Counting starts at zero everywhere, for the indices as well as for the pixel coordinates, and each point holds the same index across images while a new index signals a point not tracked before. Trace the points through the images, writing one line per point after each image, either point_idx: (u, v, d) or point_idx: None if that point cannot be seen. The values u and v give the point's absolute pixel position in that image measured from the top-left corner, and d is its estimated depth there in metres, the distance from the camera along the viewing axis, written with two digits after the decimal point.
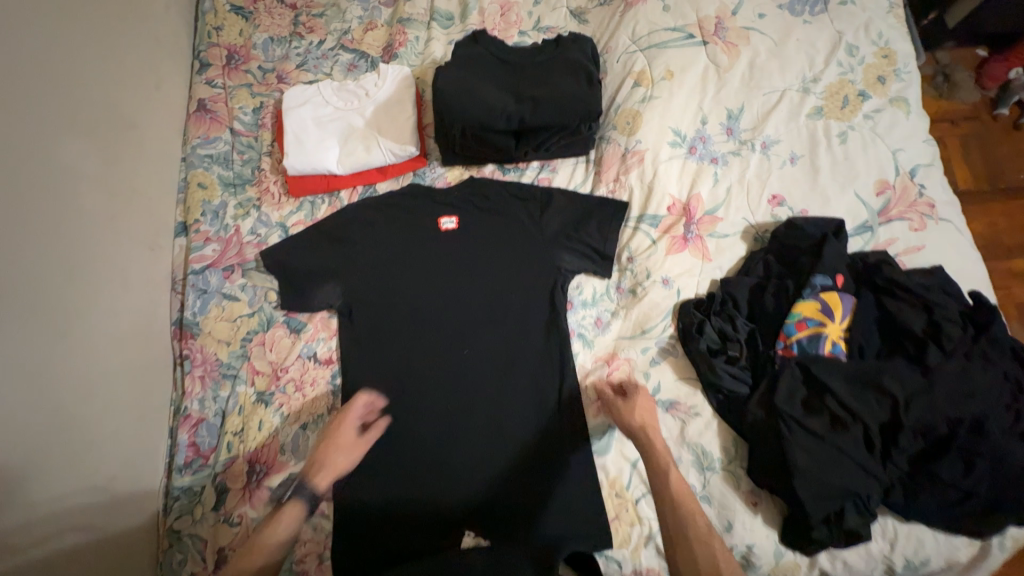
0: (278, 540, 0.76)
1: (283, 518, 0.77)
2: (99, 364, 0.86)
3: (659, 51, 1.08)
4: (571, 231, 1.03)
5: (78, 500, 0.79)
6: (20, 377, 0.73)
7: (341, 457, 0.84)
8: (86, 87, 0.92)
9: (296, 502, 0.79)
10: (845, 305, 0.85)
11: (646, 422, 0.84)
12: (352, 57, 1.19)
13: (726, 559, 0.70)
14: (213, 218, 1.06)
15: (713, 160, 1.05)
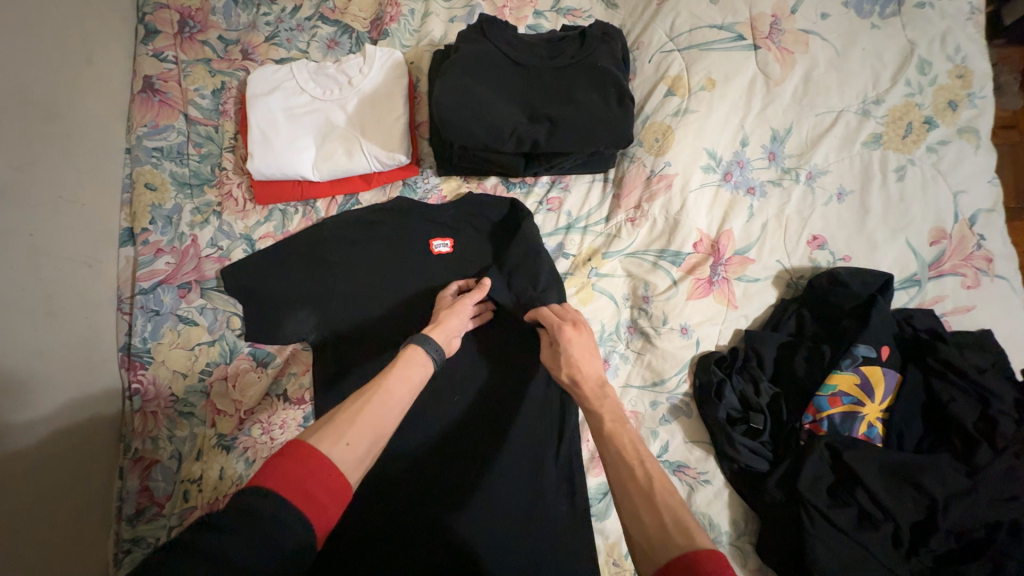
0: (413, 381, 0.64)
1: (409, 364, 0.66)
2: (32, 411, 0.73)
3: (701, 53, 0.90)
4: None
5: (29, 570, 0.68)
6: None
7: (458, 314, 0.78)
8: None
9: (426, 353, 0.69)
10: (887, 383, 0.79)
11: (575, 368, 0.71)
12: (334, 32, 0.99)
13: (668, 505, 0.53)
14: (165, 225, 0.91)
15: (750, 190, 0.91)
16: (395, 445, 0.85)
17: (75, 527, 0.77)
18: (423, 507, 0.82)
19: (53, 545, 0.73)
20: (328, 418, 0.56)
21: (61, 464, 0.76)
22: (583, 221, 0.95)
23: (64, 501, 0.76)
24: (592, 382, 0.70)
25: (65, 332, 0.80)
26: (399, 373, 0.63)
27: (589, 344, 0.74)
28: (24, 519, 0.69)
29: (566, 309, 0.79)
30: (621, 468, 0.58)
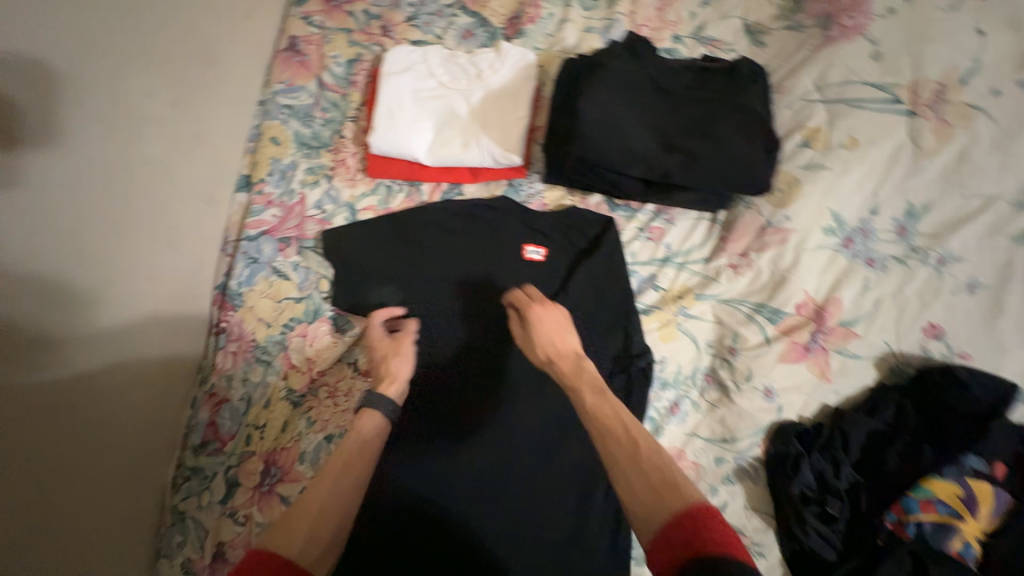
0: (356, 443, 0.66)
1: (364, 431, 0.67)
2: (134, 332, 0.77)
3: (848, 109, 0.85)
4: None
5: (99, 480, 0.72)
6: (48, 347, 0.65)
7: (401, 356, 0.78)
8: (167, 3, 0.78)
9: (380, 414, 0.70)
10: (993, 503, 0.72)
11: (550, 344, 0.73)
12: (471, 23, 1.02)
13: (660, 464, 0.54)
14: (280, 179, 0.94)
15: (869, 262, 0.85)
16: (447, 446, 0.82)
17: (146, 445, 0.81)
18: (462, 515, 0.79)
19: (123, 458, 0.77)
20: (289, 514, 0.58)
21: (146, 386, 0.80)
22: (682, 258, 0.91)
23: (145, 419, 0.81)
24: (569, 357, 0.71)
25: (175, 263, 0.85)
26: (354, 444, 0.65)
27: (558, 322, 0.76)
28: (101, 433, 0.72)
29: (535, 289, 0.82)
30: (612, 442, 0.58)
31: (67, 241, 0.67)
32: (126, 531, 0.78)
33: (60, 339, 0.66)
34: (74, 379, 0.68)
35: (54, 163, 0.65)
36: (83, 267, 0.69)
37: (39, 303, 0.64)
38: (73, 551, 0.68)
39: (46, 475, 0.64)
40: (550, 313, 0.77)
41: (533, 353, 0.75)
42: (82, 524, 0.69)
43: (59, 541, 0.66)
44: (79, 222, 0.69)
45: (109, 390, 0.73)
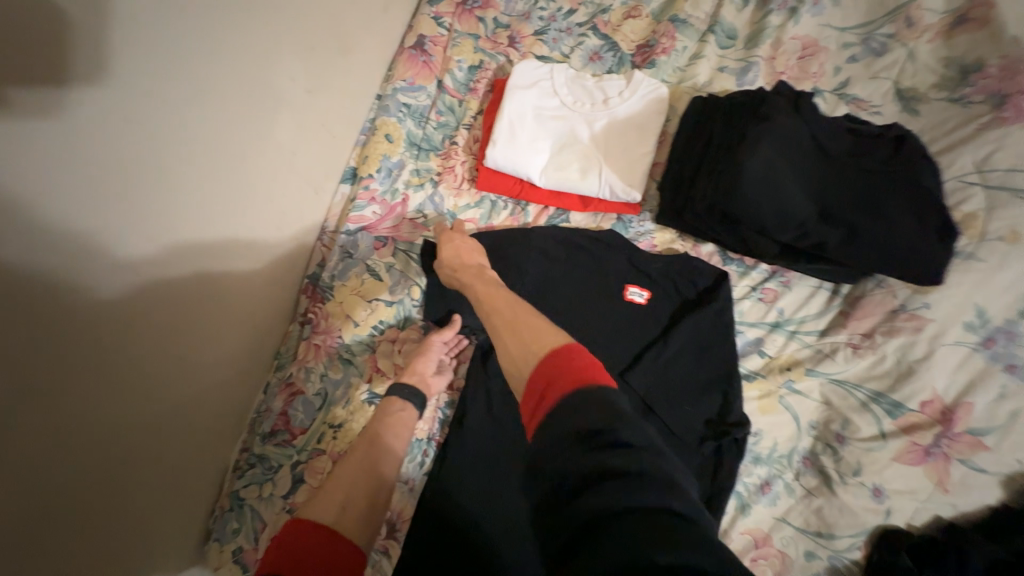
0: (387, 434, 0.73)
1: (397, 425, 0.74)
2: (213, 316, 0.73)
3: (1015, 198, 0.77)
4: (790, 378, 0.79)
5: (178, 458, 0.71)
6: (166, 320, 0.64)
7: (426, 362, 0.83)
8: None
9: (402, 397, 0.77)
10: None
11: (461, 250, 0.83)
12: (600, 46, 0.98)
13: (534, 328, 0.58)
14: (385, 176, 0.92)
15: (1011, 368, 0.75)
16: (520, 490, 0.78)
17: (222, 426, 0.80)
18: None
19: (185, 447, 0.72)
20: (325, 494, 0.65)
21: (216, 373, 0.76)
22: (794, 325, 0.85)
23: (224, 400, 0.79)
24: (472, 260, 0.81)
25: (274, 247, 0.83)
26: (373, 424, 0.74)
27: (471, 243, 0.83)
28: (170, 420, 0.67)
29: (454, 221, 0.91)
30: (501, 327, 0.63)
31: (181, 213, 0.63)
32: (168, 521, 0.73)
33: (168, 312, 0.64)
34: (180, 355, 0.67)
35: (187, 129, 0.61)
36: (190, 241, 0.65)
37: (148, 276, 0.59)
38: (113, 543, 0.62)
39: (110, 462, 0.59)
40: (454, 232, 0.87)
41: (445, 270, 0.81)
42: (132, 515, 0.64)
43: (108, 526, 0.61)
44: (198, 195, 0.65)
45: (182, 375, 0.68)
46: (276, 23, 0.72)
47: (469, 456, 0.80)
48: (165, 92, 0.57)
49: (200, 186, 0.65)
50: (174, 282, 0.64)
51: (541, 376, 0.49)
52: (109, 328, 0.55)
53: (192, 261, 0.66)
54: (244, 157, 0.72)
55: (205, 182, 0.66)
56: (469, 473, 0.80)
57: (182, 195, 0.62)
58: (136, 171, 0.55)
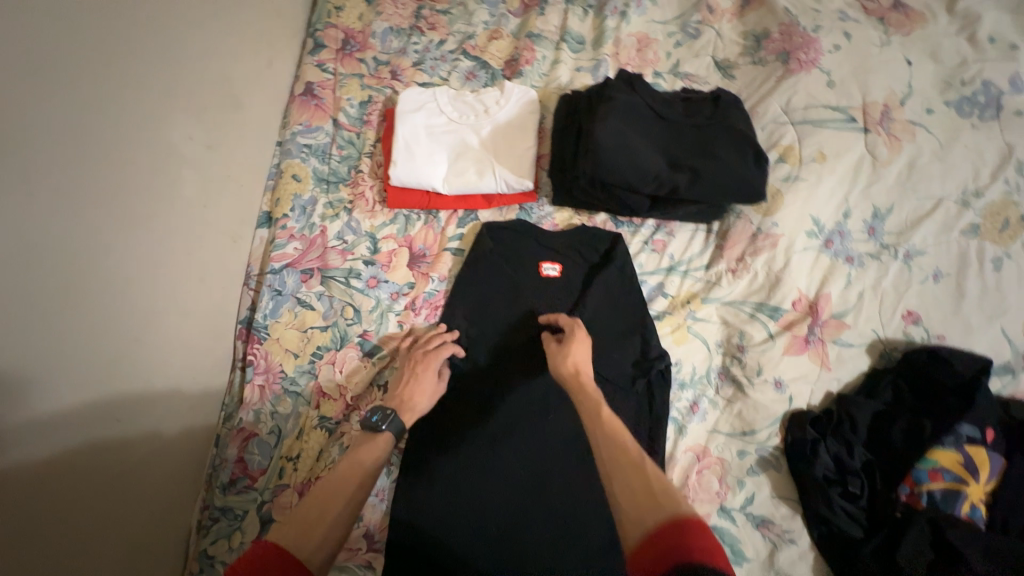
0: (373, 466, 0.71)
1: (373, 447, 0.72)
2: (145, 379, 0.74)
3: (814, 129, 0.98)
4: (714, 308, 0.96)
5: (130, 530, 0.70)
6: (93, 378, 0.66)
7: (423, 376, 0.84)
8: (183, 53, 0.84)
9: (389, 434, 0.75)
10: (992, 465, 0.79)
11: (579, 364, 0.78)
12: (473, 66, 1.11)
13: (665, 487, 0.57)
14: (301, 214, 0.98)
15: (849, 259, 0.95)
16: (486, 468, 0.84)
17: (176, 488, 0.80)
18: (511, 540, 0.79)
19: (134, 520, 0.71)
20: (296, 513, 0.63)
21: (170, 437, 0.78)
22: (684, 265, 0.99)
23: (175, 461, 0.79)
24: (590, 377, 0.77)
25: (201, 300, 0.86)
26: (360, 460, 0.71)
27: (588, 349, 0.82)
28: (122, 491, 0.69)
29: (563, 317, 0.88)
30: (618, 456, 0.62)
31: (86, 274, 0.65)
32: None
33: (90, 376, 0.65)
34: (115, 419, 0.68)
35: (77, 191, 0.64)
36: (105, 303, 0.68)
37: (67, 338, 0.62)
38: None
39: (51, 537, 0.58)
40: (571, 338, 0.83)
41: (559, 363, 0.79)
42: None
43: None
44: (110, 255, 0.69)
45: (119, 444, 0.69)
46: (155, 89, 0.78)
47: (430, 450, 0.85)
48: (55, 159, 0.62)
49: (106, 246, 0.68)
50: (93, 343, 0.66)
51: (675, 541, 0.50)
52: (37, 403, 0.58)
53: (123, 321, 0.70)
54: (153, 215, 0.76)
55: (119, 245, 0.70)
56: (431, 462, 0.84)
57: (88, 258, 0.66)
58: (35, 237, 0.59)
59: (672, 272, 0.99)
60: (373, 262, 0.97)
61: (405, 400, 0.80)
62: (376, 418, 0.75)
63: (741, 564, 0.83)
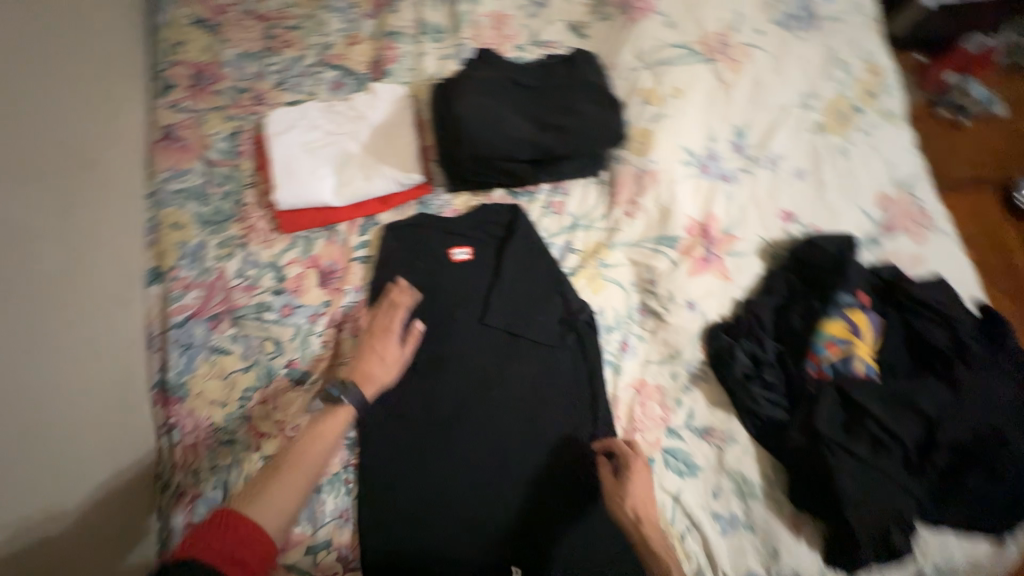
0: (330, 441, 0.74)
1: (333, 419, 0.75)
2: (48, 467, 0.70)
3: (665, 68, 1.06)
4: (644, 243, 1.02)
5: None
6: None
7: (384, 351, 0.83)
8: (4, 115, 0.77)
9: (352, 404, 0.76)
10: (871, 323, 0.89)
11: (639, 512, 0.77)
12: (337, 75, 1.10)
13: None
14: (192, 261, 0.94)
15: (725, 178, 1.04)
16: (439, 458, 0.88)
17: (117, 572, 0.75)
18: (478, 516, 0.85)
19: None
20: (262, 485, 0.69)
21: (82, 526, 0.72)
22: (586, 220, 1.04)
23: (111, 543, 0.75)
24: (654, 527, 0.77)
25: (99, 373, 0.81)
26: (321, 431, 0.74)
27: (648, 480, 0.81)
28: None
29: (622, 448, 0.83)
30: None
31: None
32: None
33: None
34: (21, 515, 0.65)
35: None
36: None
37: None
38: None
39: None
40: (628, 484, 0.80)
41: (618, 506, 0.79)
42: None
43: None
44: None
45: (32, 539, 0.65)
46: None
47: (386, 454, 0.87)
48: None
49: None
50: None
51: None
52: None
53: None
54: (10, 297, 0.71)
55: None
56: (388, 462, 0.87)
57: None
58: None
59: (577, 227, 1.04)
60: (282, 290, 0.94)
61: (365, 370, 0.80)
62: (336, 391, 0.76)
63: (696, 474, 0.90)
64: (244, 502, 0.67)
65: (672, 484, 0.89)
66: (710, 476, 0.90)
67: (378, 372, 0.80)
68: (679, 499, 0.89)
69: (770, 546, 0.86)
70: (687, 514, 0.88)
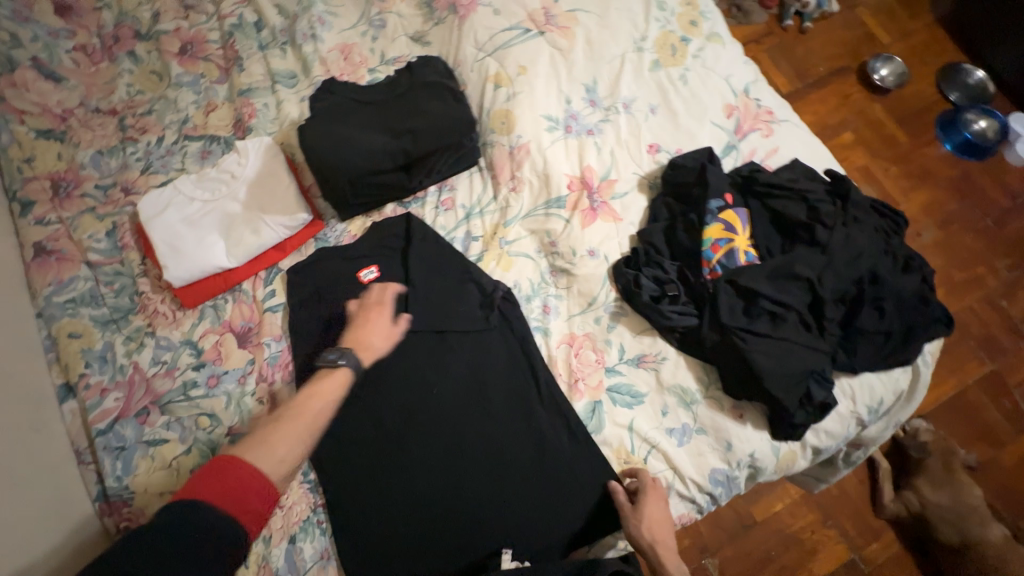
0: (333, 399, 0.81)
1: (331, 380, 0.82)
2: None
3: (506, 51, 1.13)
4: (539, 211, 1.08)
5: None
6: None
7: (371, 318, 0.92)
8: None
9: (347, 368, 0.84)
10: (741, 217, 0.99)
11: (656, 538, 0.83)
12: (202, 144, 1.12)
13: None
14: (102, 364, 0.92)
15: (590, 132, 1.12)
16: (403, 478, 0.90)
17: None
18: (452, 526, 0.88)
19: None
20: (262, 435, 0.74)
21: None
22: (479, 207, 1.10)
23: None
24: (666, 549, 0.83)
25: (32, 503, 0.78)
26: (321, 394, 0.80)
27: (661, 506, 0.86)
28: None
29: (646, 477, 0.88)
30: None
31: None
32: None
33: None
34: None
35: None
36: None
37: None
38: None
39: None
40: (649, 509, 0.85)
41: (636, 530, 0.84)
42: None
43: None
44: None
45: None
46: None
47: (352, 482, 0.89)
48: None
49: None
50: None
51: None
52: None
53: None
54: None
55: None
56: (354, 490, 0.89)
57: None
58: None
59: (472, 215, 1.09)
60: (202, 363, 0.94)
61: (363, 340, 0.89)
62: (334, 355, 0.84)
63: (643, 401, 0.96)
64: (241, 449, 0.71)
65: (624, 417, 0.95)
66: (656, 398, 0.96)
67: (372, 337, 0.89)
68: (634, 428, 0.94)
69: (723, 441, 0.93)
70: (645, 439, 0.93)
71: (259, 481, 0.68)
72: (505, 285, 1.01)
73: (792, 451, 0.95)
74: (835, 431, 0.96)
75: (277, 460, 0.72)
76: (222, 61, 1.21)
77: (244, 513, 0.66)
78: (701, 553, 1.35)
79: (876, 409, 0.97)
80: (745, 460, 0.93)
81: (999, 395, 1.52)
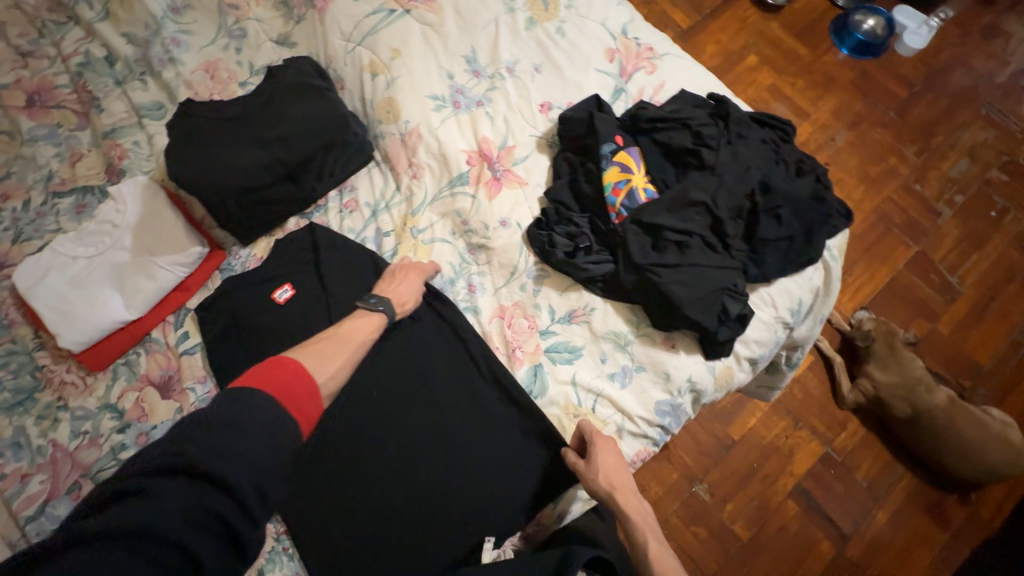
0: (368, 337, 0.88)
1: (365, 319, 0.89)
2: None
3: (374, 37, 1.10)
4: (446, 191, 1.06)
5: None
6: None
7: (408, 278, 0.97)
8: None
9: (381, 312, 0.90)
10: (634, 156, 1.02)
11: (612, 480, 0.85)
12: (76, 198, 1.05)
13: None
14: (16, 451, 0.86)
15: (479, 103, 1.10)
16: (363, 489, 0.91)
17: None
18: (420, 524, 0.89)
19: None
20: (308, 353, 0.79)
21: None
22: (384, 202, 1.07)
23: None
24: (623, 490, 0.85)
25: None
26: (360, 329, 0.87)
27: (613, 451, 0.87)
28: None
29: (592, 429, 0.89)
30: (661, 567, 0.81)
31: None
32: None
33: None
34: None
35: None
36: None
37: None
38: None
39: None
40: (601, 457, 0.86)
41: (591, 481, 0.85)
42: None
43: None
44: None
45: None
46: None
47: (313, 499, 0.90)
48: None
49: None
50: None
51: None
52: None
53: None
54: None
55: None
56: (317, 508, 0.90)
57: None
58: None
59: (377, 211, 1.07)
60: (127, 424, 0.89)
61: (398, 294, 0.94)
62: (373, 300, 0.91)
63: (582, 354, 0.97)
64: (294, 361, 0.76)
65: (564, 374, 0.96)
66: (593, 348, 0.98)
67: (405, 292, 0.94)
68: (577, 382, 0.96)
69: (662, 373, 0.96)
70: (589, 390, 0.95)
71: (313, 386, 0.73)
72: (436, 266, 1.01)
73: (727, 367, 1.00)
74: (764, 338, 1.00)
75: (325, 377, 0.77)
76: (77, 105, 1.12)
77: (298, 412, 0.70)
78: (689, 482, 1.41)
79: (797, 309, 1.02)
80: (685, 386, 0.96)
81: (928, 271, 1.63)
